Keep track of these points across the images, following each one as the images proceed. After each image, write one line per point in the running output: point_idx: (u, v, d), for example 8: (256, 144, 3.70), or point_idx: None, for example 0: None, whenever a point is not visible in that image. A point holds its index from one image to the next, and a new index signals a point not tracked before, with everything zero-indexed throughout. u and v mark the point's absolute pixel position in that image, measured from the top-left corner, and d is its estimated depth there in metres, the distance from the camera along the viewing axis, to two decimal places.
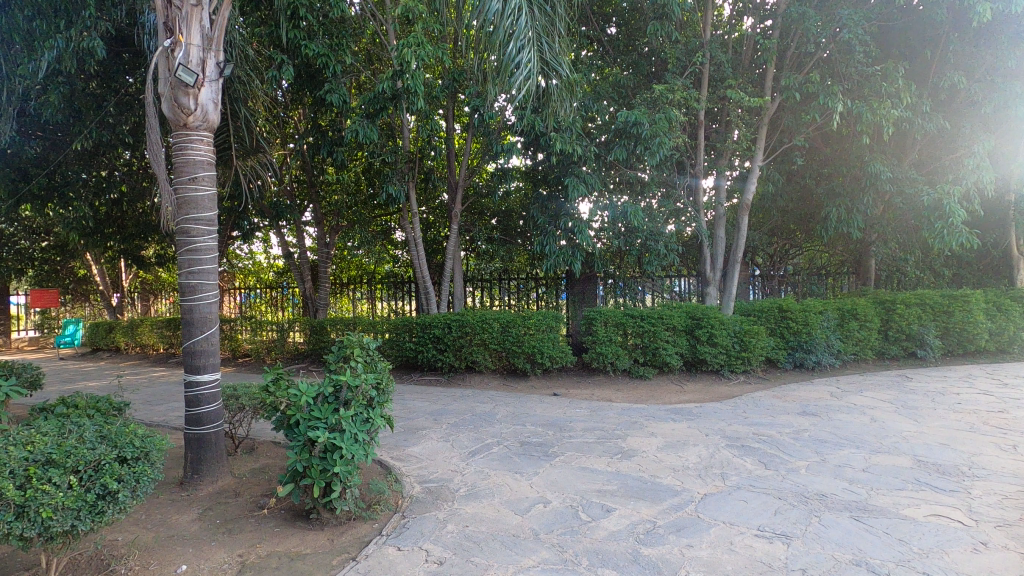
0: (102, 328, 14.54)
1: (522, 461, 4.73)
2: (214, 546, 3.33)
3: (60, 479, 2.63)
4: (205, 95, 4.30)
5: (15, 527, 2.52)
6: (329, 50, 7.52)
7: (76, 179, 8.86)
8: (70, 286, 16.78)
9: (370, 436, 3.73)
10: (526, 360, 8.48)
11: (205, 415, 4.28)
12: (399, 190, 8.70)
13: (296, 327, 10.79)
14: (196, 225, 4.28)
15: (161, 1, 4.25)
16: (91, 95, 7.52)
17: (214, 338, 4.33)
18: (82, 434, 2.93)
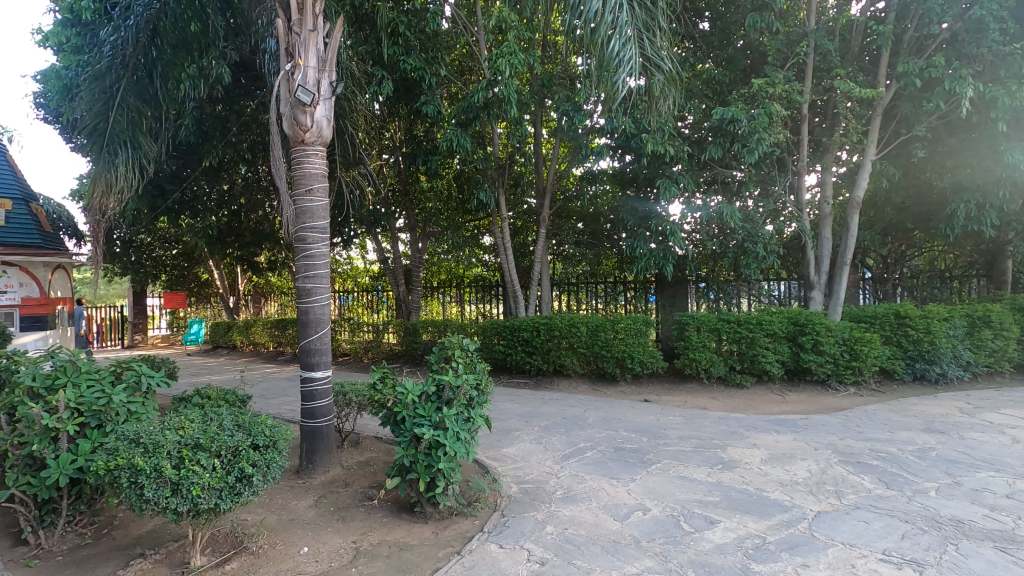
0: (222, 327, 16.07)
1: (617, 467, 4.67)
2: (330, 532, 3.58)
3: (207, 461, 2.94)
4: (320, 112, 4.64)
5: (171, 502, 2.86)
6: (424, 64, 7.85)
7: (203, 193, 9.90)
8: (194, 289, 18.84)
9: (471, 434, 3.84)
10: (615, 365, 8.35)
11: (319, 409, 4.60)
12: (490, 195, 8.93)
13: (391, 329, 11.32)
14: (312, 233, 4.63)
15: (283, 29, 4.67)
16: (217, 117, 8.37)
17: (326, 338, 4.65)
18: (222, 423, 3.28)
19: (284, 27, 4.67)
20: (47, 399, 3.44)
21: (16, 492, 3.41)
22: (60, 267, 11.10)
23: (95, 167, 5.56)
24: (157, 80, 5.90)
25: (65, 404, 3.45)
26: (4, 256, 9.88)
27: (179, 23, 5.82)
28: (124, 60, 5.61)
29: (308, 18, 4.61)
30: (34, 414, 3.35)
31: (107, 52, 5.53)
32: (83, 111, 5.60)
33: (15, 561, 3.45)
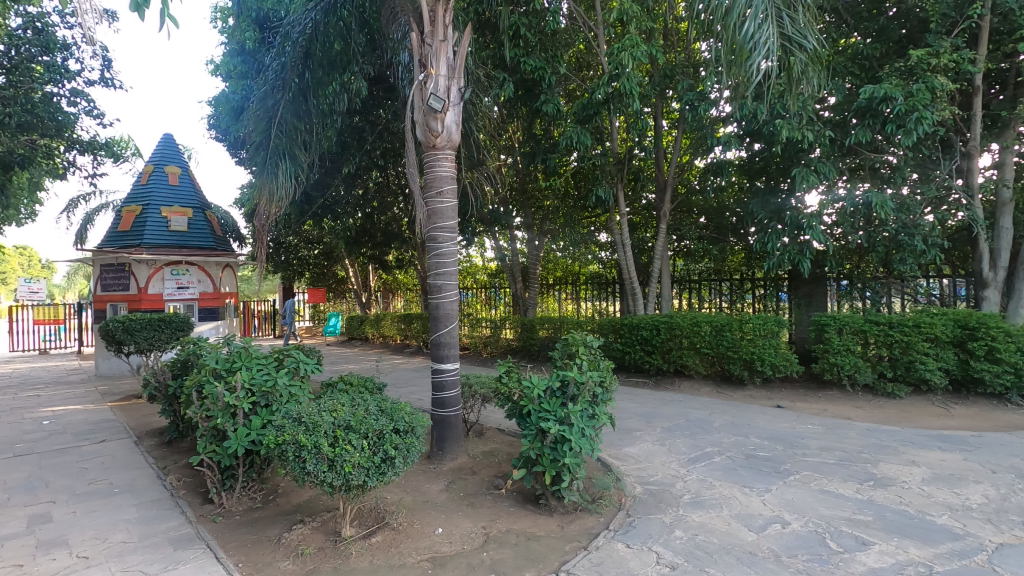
0: (356, 320, 17.54)
1: (749, 475, 4.41)
2: (461, 515, 3.78)
3: (357, 441, 3.24)
4: (450, 118, 4.89)
5: (329, 476, 3.18)
6: (544, 63, 7.93)
7: (342, 198, 10.87)
8: (333, 286, 20.93)
9: (596, 432, 3.84)
10: (743, 367, 7.87)
11: (448, 399, 4.88)
12: (609, 192, 8.82)
13: (508, 325, 11.61)
14: (442, 232, 4.91)
15: (417, 41, 4.97)
16: (355, 128, 9.12)
17: (455, 332, 4.91)
18: (368, 408, 3.59)
19: (418, 39, 4.98)
20: (228, 380, 3.99)
21: (204, 457, 4.00)
22: (228, 266, 12.63)
23: (261, 177, 6.34)
24: (310, 98, 6.55)
25: (242, 384, 3.98)
26: (185, 256, 11.62)
27: (326, 45, 6.38)
28: (283, 83, 6.32)
29: (439, 29, 4.86)
30: (219, 393, 3.89)
31: (271, 77, 6.30)
32: (253, 131, 6.43)
33: (204, 516, 4.05)
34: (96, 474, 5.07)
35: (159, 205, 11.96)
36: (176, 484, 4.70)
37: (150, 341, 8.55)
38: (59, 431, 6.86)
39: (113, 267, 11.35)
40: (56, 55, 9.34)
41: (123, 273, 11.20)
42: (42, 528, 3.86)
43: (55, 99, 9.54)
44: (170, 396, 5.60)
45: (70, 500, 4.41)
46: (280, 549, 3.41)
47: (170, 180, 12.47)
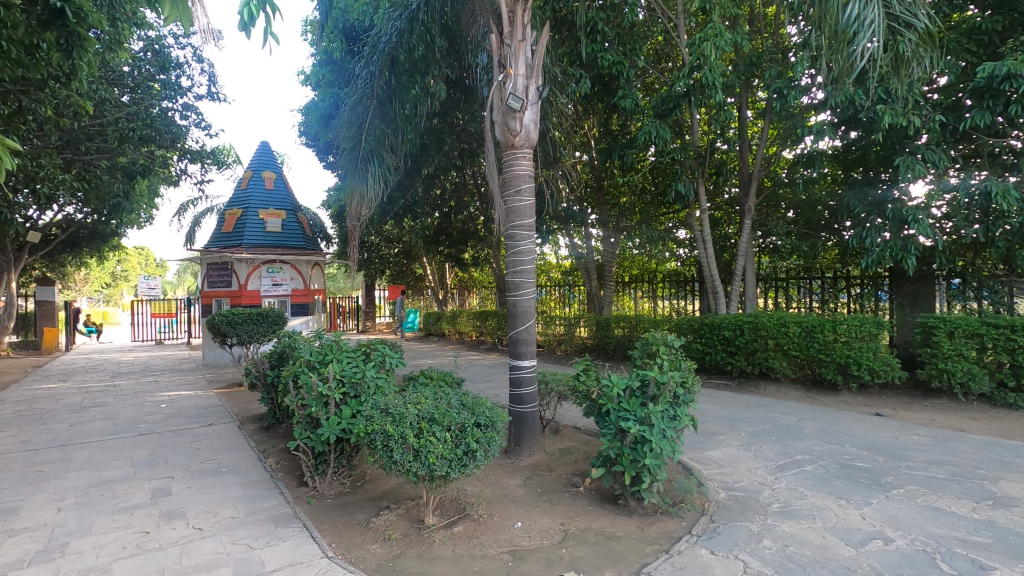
0: (434, 316, 18.07)
1: (845, 486, 4.13)
2: (539, 511, 3.82)
3: (441, 433, 3.34)
4: (528, 116, 4.93)
5: (414, 466, 3.30)
6: (622, 57, 7.82)
7: (421, 198, 11.24)
8: (411, 283, 21.72)
9: (678, 434, 3.74)
10: (837, 371, 7.36)
11: (525, 396, 4.94)
12: (689, 187, 8.54)
13: (583, 323, 11.53)
14: (520, 231, 4.97)
15: (496, 42, 5.05)
16: (434, 130, 9.37)
17: (532, 329, 4.96)
18: (451, 402, 3.70)
19: (497, 41, 5.05)
20: (321, 372, 4.25)
21: (300, 443, 4.29)
22: (317, 264, 13.42)
23: (352, 182, 6.66)
24: (396, 104, 6.75)
25: (333, 376, 4.23)
26: (279, 255, 12.48)
27: (409, 50, 6.61)
28: (371, 91, 6.57)
29: (518, 29, 4.91)
30: (313, 382, 4.15)
31: (360, 86, 6.58)
32: (345, 139, 6.76)
33: (300, 498, 4.34)
34: (206, 454, 5.57)
35: (257, 208, 12.90)
36: (274, 467, 5.07)
37: (250, 334, 9.25)
38: (174, 413, 7.60)
39: (217, 265, 12.36)
40: (170, 74, 10.31)
41: (225, 271, 12.18)
42: (164, 500, 4.29)
43: (170, 113, 10.53)
44: (268, 385, 6.04)
45: (186, 476, 4.88)
46: (369, 533, 3.59)
47: (267, 185, 13.41)
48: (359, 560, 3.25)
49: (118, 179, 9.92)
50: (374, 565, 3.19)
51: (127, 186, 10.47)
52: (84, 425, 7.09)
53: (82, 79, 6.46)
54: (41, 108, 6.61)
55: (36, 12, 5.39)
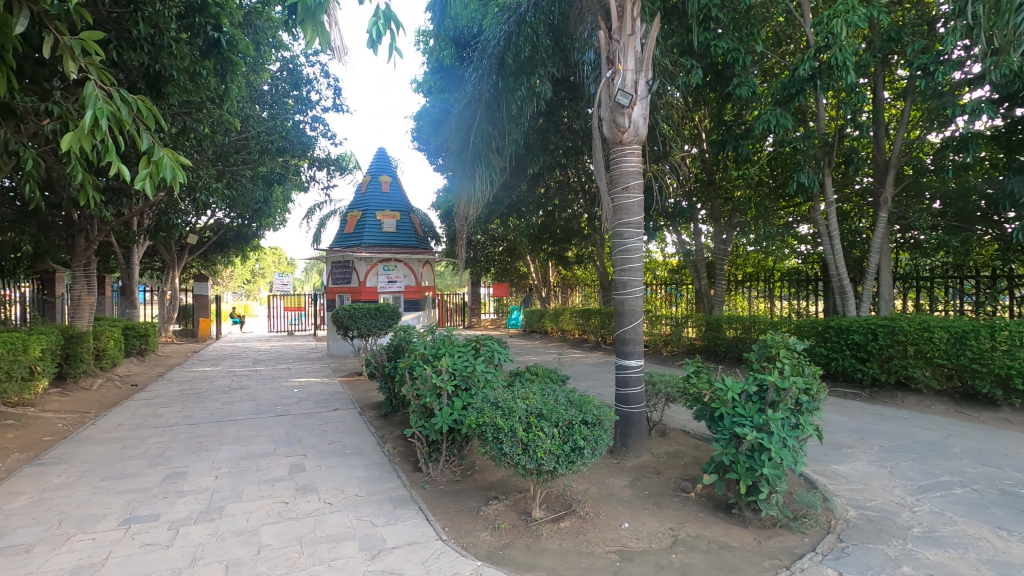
0: (537, 314, 18.29)
1: (1006, 515, 3.62)
2: (646, 513, 3.76)
3: (549, 429, 3.40)
4: (637, 112, 4.85)
5: (522, 459, 3.38)
6: (738, 43, 7.42)
7: (526, 197, 11.42)
8: (515, 280, 22.16)
9: (800, 443, 3.50)
10: (995, 384, 6.45)
11: (632, 396, 4.87)
12: (813, 177, 7.88)
13: (691, 323, 11.10)
14: (628, 228, 4.91)
15: (604, 38, 5.00)
16: (541, 129, 9.46)
17: (640, 328, 4.88)
18: (558, 399, 3.76)
19: (606, 37, 5.01)
20: (435, 364, 4.49)
21: (416, 431, 4.55)
22: (428, 262, 14.11)
23: (462, 183, 6.99)
24: (504, 106, 6.86)
25: (446, 368, 4.45)
26: (394, 254, 13.30)
27: (517, 52, 6.70)
28: (480, 94, 6.78)
29: (627, 24, 4.82)
30: (428, 374, 4.40)
31: (470, 90, 6.82)
32: (455, 142, 7.07)
33: (415, 482, 4.62)
34: (333, 436, 6.11)
35: (375, 210, 13.88)
36: (392, 452, 5.44)
37: (368, 328, 9.95)
38: (305, 398, 8.41)
39: (339, 264, 13.40)
40: (302, 89, 11.34)
41: (347, 269, 13.18)
42: (299, 475, 4.78)
43: (302, 126, 11.62)
44: (386, 375, 6.48)
45: (317, 455, 5.39)
46: (479, 520, 3.74)
47: (383, 188, 14.36)
48: (470, 545, 3.41)
49: (259, 187, 11.13)
50: (484, 551, 3.32)
51: (266, 193, 11.71)
52: (233, 404, 8.07)
53: (232, 99, 7.33)
54: (202, 127, 7.58)
55: (199, 44, 6.19)
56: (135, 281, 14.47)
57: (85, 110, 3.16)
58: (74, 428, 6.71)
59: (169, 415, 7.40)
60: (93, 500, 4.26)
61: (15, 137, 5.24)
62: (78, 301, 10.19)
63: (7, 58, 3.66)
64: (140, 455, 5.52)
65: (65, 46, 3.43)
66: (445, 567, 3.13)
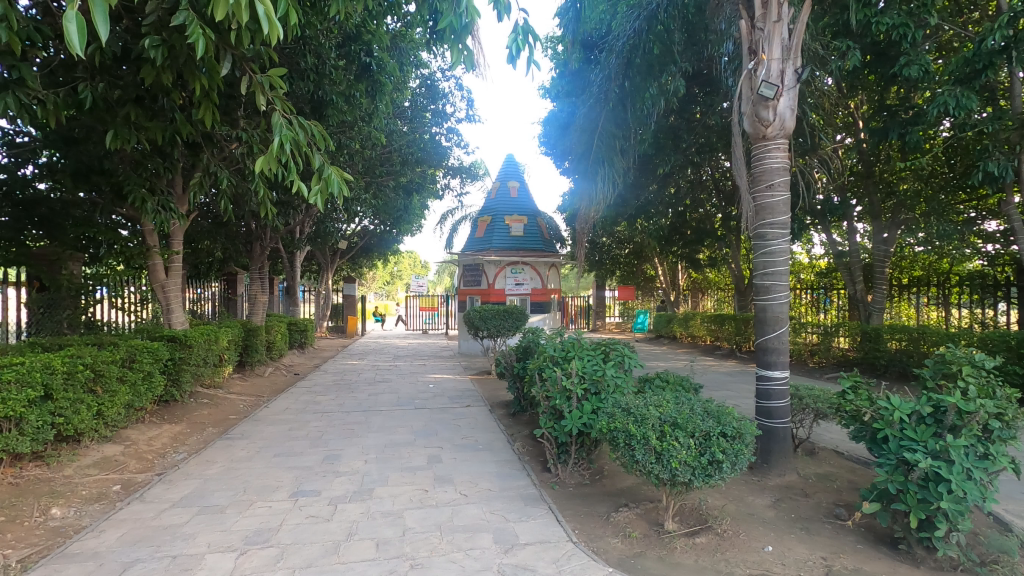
0: (665, 318, 17.67)
1: None
2: (793, 538, 3.47)
3: (684, 439, 3.28)
4: (784, 103, 4.50)
5: (656, 468, 3.30)
6: (907, 18, 6.55)
7: (655, 198, 11.08)
8: (641, 283, 21.61)
9: (989, 477, 3.01)
10: None
11: (775, 410, 4.54)
12: (1004, 165, 6.71)
13: (843, 331, 10.01)
14: (772, 229, 4.58)
15: (746, 26, 4.68)
16: (672, 128, 9.09)
17: (785, 337, 4.54)
18: (694, 408, 3.61)
19: (748, 26, 4.70)
20: (565, 367, 4.53)
21: (546, 432, 4.63)
22: (554, 265, 14.26)
23: (584, 187, 6.89)
24: (630, 106, 6.70)
25: (576, 371, 4.48)
26: (522, 257, 13.64)
27: (646, 49, 6.54)
28: (607, 95, 6.68)
29: (773, 9, 4.47)
30: (558, 376, 4.46)
31: (597, 91, 6.75)
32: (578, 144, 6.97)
33: (544, 482, 4.70)
34: (466, 431, 6.43)
35: (503, 215, 14.37)
36: (522, 450, 5.59)
37: (497, 328, 10.30)
38: (440, 393, 8.94)
39: (470, 267, 14.03)
40: (439, 103, 12.00)
41: (477, 272, 13.77)
42: (436, 465, 5.10)
43: (437, 137, 12.34)
44: (515, 375, 6.66)
45: (452, 448, 5.71)
46: (609, 527, 3.71)
47: (511, 194, 14.84)
48: (600, 550, 3.41)
49: (399, 196, 12.04)
50: (616, 558, 3.30)
51: (406, 201, 12.62)
52: (377, 396, 8.82)
53: (379, 117, 8.02)
54: (353, 144, 8.40)
55: (354, 69, 6.89)
56: (297, 282, 16.41)
57: (274, 135, 3.68)
58: (252, 409, 7.78)
59: (325, 402, 8.29)
60: (268, 473, 4.92)
61: (214, 160, 6.23)
62: (254, 300, 11.79)
63: (211, 95, 4.39)
64: (303, 436, 6.25)
65: (257, 83, 4.03)
66: (577, 569, 3.16)
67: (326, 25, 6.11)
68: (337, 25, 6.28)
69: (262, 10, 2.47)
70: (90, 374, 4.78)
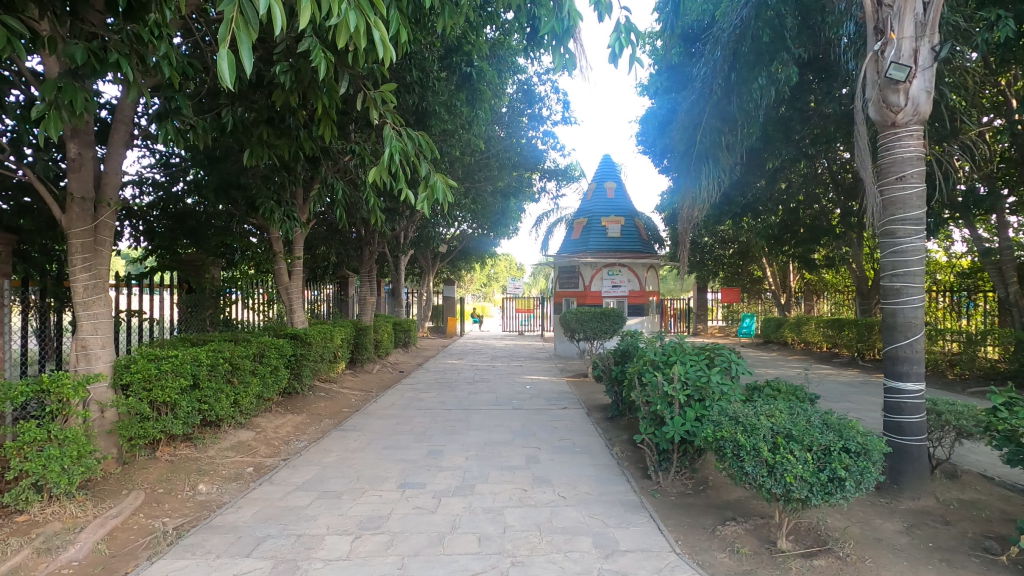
0: (774, 323, 16.54)
1: None
2: (931, 570, 3.11)
3: (800, 452, 3.06)
4: (917, 86, 4.06)
5: (767, 482, 3.10)
6: None
7: (763, 195, 10.43)
8: (747, 285, 20.40)
9: None
10: None
11: (907, 426, 4.10)
12: None
13: (992, 340, 8.81)
14: (903, 225, 4.14)
15: (871, 4, 4.20)
16: (783, 119, 8.50)
17: (919, 346, 4.08)
18: (811, 420, 3.35)
19: (872, 3, 4.21)
20: (666, 372, 4.38)
21: (646, 438, 4.52)
22: (652, 266, 13.85)
23: (684, 184, 6.61)
24: (736, 99, 6.36)
25: (678, 377, 4.32)
26: (619, 259, 13.41)
27: (754, 37, 6.20)
28: (711, 88, 6.37)
29: None
30: (659, 382, 4.34)
31: (700, 84, 6.47)
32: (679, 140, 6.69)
33: (645, 489, 4.58)
34: (564, 433, 6.43)
35: (600, 216, 14.23)
36: (621, 455, 5.49)
37: (594, 331, 10.20)
38: (536, 395, 9.02)
39: (566, 269, 14.02)
40: (535, 106, 12.11)
41: (574, 274, 13.73)
42: (535, 466, 5.15)
43: (534, 141, 12.47)
44: (613, 378, 6.56)
45: (549, 450, 5.74)
46: (716, 540, 3.55)
47: (608, 195, 14.65)
48: (706, 563, 3.27)
49: (497, 200, 12.31)
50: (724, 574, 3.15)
51: (503, 205, 12.88)
52: (476, 395, 9.08)
53: (479, 124, 8.30)
54: (454, 151, 8.74)
55: (455, 79, 7.17)
56: (401, 284, 17.33)
57: (384, 147, 3.93)
58: (362, 403, 8.34)
59: (428, 399, 8.68)
60: (378, 464, 5.24)
61: (330, 173, 6.75)
62: (364, 301, 12.61)
63: (330, 113, 4.78)
64: (408, 431, 6.59)
65: (370, 98, 4.32)
66: None
67: (431, 40, 6.43)
68: (441, 38, 6.58)
69: (378, 34, 2.63)
70: (228, 367, 5.36)
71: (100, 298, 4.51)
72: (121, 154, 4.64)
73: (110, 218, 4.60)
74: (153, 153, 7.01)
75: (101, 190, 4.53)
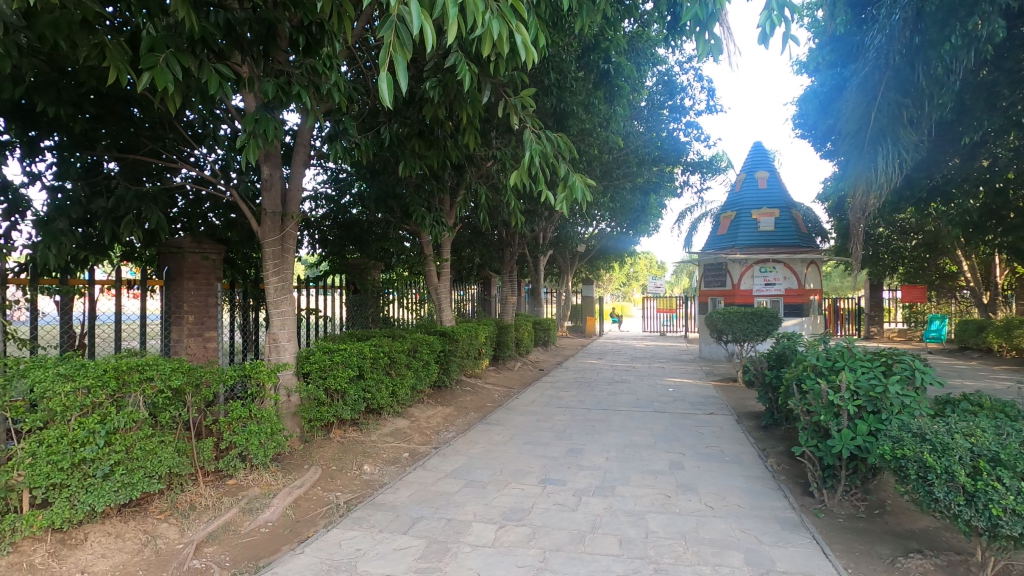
0: (973, 326, 13.99)
1: None
2: None
3: (1011, 481, 2.56)
4: None
5: (966, 512, 2.65)
6: None
7: (958, 175, 8.87)
8: (936, 282, 17.51)
9: None
10: None
11: None
12: None
13: None
14: None
15: None
16: (983, 83, 7.16)
17: None
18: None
19: None
20: (832, 380, 3.92)
21: (807, 451, 4.09)
22: (813, 262, 12.47)
23: (855, 169, 5.81)
24: (920, 64, 5.54)
25: (846, 385, 3.84)
26: (773, 254, 12.33)
27: None
28: (887, 58, 5.57)
29: None
30: (823, 390, 3.89)
31: (872, 54, 5.66)
32: (845, 120, 5.88)
33: (806, 507, 4.15)
34: (711, 440, 6.08)
35: (751, 209, 13.21)
36: (777, 468, 5.05)
37: (744, 332, 9.49)
38: (680, 398, 8.63)
39: (712, 267, 13.22)
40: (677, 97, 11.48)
41: (721, 272, 12.89)
42: (679, 472, 4.94)
43: (676, 133, 11.88)
44: (767, 384, 6.05)
45: (695, 456, 5.47)
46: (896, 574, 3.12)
47: (760, 184, 13.51)
48: None
49: (636, 197, 11.95)
50: None
51: (643, 201, 12.51)
52: (617, 395, 8.95)
53: (619, 119, 8.21)
54: (592, 149, 8.70)
55: (592, 77, 7.12)
56: (541, 283, 17.68)
57: (524, 150, 4.05)
58: (505, 399, 8.65)
59: (568, 398, 8.75)
60: (521, 458, 5.41)
61: (475, 178, 7.09)
62: (506, 301, 13.09)
63: (475, 122, 5.04)
64: (549, 428, 6.70)
65: (511, 104, 4.48)
66: None
67: (568, 41, 6.49)
68: (578, 38, 6.61)
69: (519, 38, 2.70)
70: (387, 359, 5.89)
71: (287, 297, 5.22)
72: (301, 172, 5.33)
73: (293, 229, 5.30)
74: (325, 169, 7.94)
75: (287, 205, 5.25)
